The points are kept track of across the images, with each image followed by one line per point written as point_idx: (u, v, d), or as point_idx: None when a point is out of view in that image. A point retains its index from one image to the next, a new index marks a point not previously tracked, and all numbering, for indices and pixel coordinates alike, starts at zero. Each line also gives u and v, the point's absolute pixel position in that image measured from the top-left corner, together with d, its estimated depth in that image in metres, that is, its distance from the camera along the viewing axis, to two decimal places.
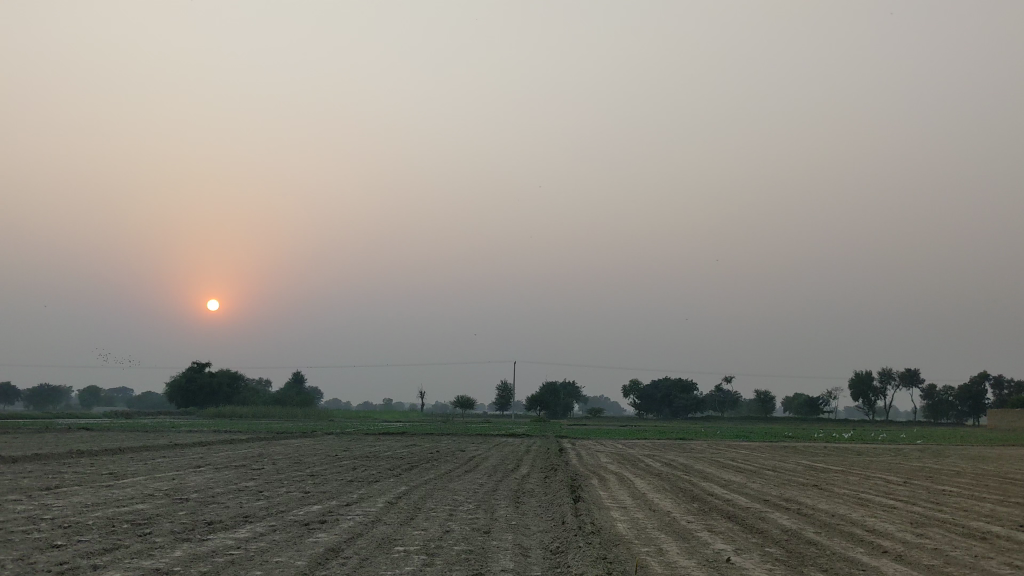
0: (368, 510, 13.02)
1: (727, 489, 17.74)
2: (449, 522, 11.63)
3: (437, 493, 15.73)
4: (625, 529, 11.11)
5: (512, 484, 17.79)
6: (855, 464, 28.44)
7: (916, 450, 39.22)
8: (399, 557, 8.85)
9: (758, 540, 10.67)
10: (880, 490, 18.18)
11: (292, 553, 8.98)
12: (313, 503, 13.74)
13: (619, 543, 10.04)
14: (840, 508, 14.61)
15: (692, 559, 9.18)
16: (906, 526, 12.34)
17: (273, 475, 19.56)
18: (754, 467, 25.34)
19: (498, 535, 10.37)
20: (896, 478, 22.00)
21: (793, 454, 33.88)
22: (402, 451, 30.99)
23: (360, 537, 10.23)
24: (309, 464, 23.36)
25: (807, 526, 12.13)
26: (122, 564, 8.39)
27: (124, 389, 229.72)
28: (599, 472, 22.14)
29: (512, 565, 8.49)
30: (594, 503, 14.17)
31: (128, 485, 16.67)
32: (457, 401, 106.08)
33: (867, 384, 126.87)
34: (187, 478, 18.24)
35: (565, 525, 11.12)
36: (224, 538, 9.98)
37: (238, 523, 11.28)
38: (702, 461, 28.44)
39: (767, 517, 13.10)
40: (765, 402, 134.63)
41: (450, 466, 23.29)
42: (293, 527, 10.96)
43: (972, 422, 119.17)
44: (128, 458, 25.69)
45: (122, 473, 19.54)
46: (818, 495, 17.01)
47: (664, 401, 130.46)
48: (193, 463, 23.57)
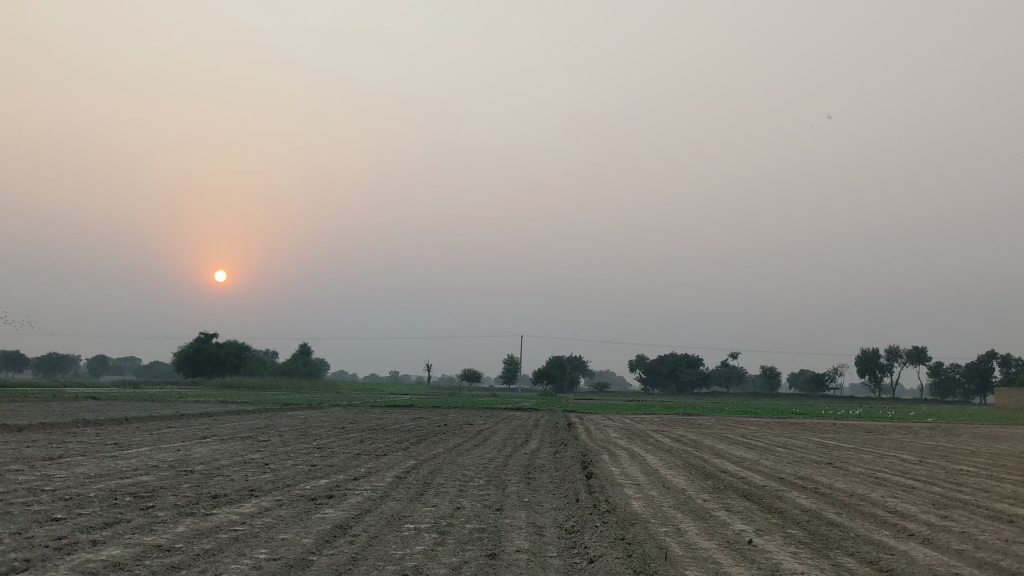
0: (377, 485, 12.72)
1: (741, 467, 17.41)
2: (460, 498, 11.33)
3: (446, 468, 15.43)
4: (641, 508, 10.79)
5: (522, 459, 17.47)
6: (867, 442, 28.10)
7: (925, 428, 38.85)
8: (409, 535, 8.54)
9: (779, 521, 10.34)
10: (897, 470, 17.82)
11: (299, 531, 8.67)
12: (320, 477, 13.42)
13: (636, 522, 9.71)
14: (858, 487, 14.27)
15: (713, 540, 8.84)
16: (929, 508, 11.99)
17: (279, 447, 19.29)
18: (766, 445, 25.02)
19: (511, 513, 10.06)
20: (911, 457, 21.63)
21: (803, 432, 33.51)
22: (409, 423, 30.68)
23: (369, 514, 9.92)
24: (315, 437, 23.09)
25: (827, 507, 11.80)
26: (123, 539, 8.09)
27: (131, 358, 230.30)
28: (609, 448, 21.82)
29: (526, 545, 8.17)
30: (607, 480, 13.84)
31: (131, 456, 16.41)
32: (464, 374, 106.09)
33: (874, 361, 126.36)
34: (192, 449, 17.99)
35: (580, 503, 10.80)
36: (228, 513, 9.68)
37: (243, 497, 11.01)
38: (712, 437, 28.10)
39: (785, 496, 12.78)
40: (771, 378, 134.29)
41: (457, 439, 23.03)
42: (299, 502, 10.64)
43: (978, 401, 118.42)
44: (134, 428, 25.49)
45: (127, 444, 19.31)
46: (834, 473, 16.69)
47: (670, 376, 130.31)
48: (200, 434, 23.33)
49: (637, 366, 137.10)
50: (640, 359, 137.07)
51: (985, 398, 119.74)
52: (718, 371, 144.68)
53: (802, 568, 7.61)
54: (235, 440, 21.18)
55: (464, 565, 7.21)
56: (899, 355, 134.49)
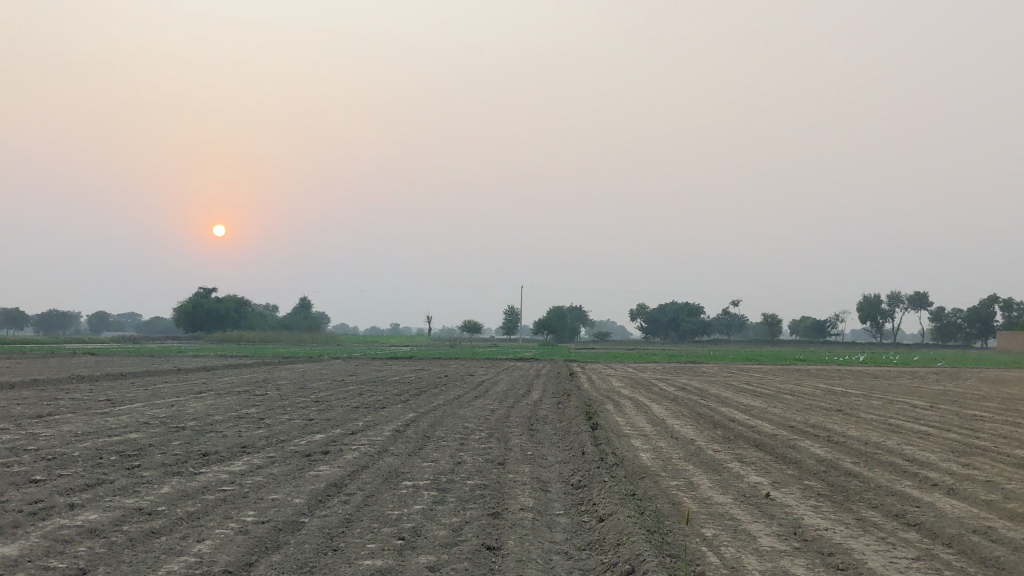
0: (374, 439, 12.26)
1: (750, 415, 16.97)
2: (461, 453, 10.89)
3: (447, 421, 14.96)
4: (650, 461, 10.32)
5: (524, 411, 17.01)
6: (874, 388, 27.69)
7: (930, 373, 38.46)
8: (407, 493, 8.05)
9: (793, 472, 9.88)
10: (908, 416, 17.39)
11: (290, 490, 8.18)
12: (317, 433, 12.94)
13: (645, 476, 9.24)
14: (871, 435, 13.82)
15: (727, 494, 8.38)
16: (948, 456, 11.56)
17: (276, 402, 18.85)
18: (772, 392, 24.59)
19: (514, 468, 9.60)
20: (920, 402, 21.21)
21: (809, 379, 33.07)
22: (410, 375, 30.27)
23: (365, 471, 9.45)
24: (314, 390, 22.67)
25: (842, 456, 11.36)
26: (102, 503, 7.61)
27: (132, 313, 230.36)
28: (613, 398, 21.38)
29: (530, 502, 7.71)
30: (612, 431, 13.38)
31: (124, 412, 15.96)
32: (465, 325, 105.84)
33: (876, 307, 126.16)
34: (188, 405, 17.54)
35: (586, 456, 10.32)
36: (217, 472, 9.20)
37: (235, 454, 10.56)
38: (717, 386, 27.68)
39: (797, 446, 12.32)
40: (772, 325, 134.08)
41: (458, 391, 22.56)
42: (292, 459, 10.16)
43: (980, 344, 118.56)
44: (129, 384, 25.05)
45: (120, 400, 18.86)
46: (845, 421, 16.23)
47: (671, 325, 130.15)
48: (195, 389, 22.88)
49: (638, 314, 136.87)
50: (641, 308, 136.92)
51: (986, 342, 119.79)
52: (720, 319, 144.48)
53: (827, 524, 7.12)
54: (232, 394, 20.75)
55: (466, 526, 6.73)
56: (900, 300, 134.26)
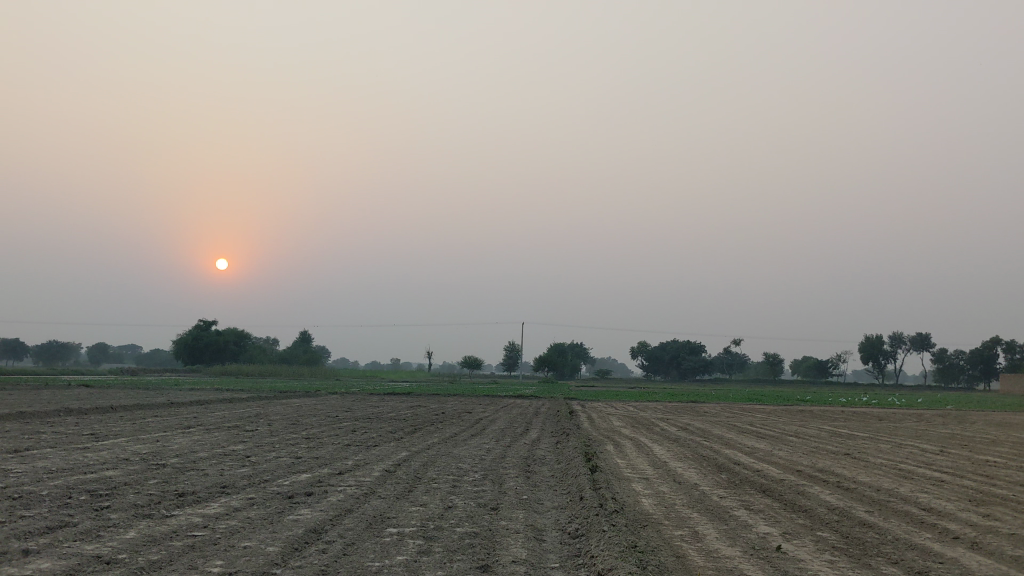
0: (362, 480, 11.70)
1: (755, 458, 16.34)
2: (452, 496, 10.30)
3: (440, 461, 14.37)
4: (652, 507, 9.71)
5: (522, 450, 16.42)
6: (880, 430, 27.10)
7: (937, 415, 37.77)
8: (390, 542, 7.46)
9: (805, 521, 9.30)
10: (918, 461, 16.79)
11: (266, 537, 7.60)
12: (303, 472, 12.38)
13: (646, 524, 8.66)
14: (881, 481, 13.25)
15: (735, 546, 7.80)
16: (966, 505, 11.00)
17: (265, 438, 18.26)
18: (776, 433, 23.99)
19: (507, 514, 9.01)
20: (929, 446, 20.61)
21: (813, 419, 32.42)
22: (406, 412, 29.65)
23: (348, 515, 8.86)
24: (306, 426, 22.07)
25: (855, 504, 10.75)
26: (60, 549, 7.03)
27: (131, 346, 229.68)
28: (613, 438, 20.73)
29: (523, 554, 7.13)
30: (612, 474, 12.79)
31: (106, 447, 15.38)
32: (465, 361, 105.15)
33: (877, 348, 125.43)
34: (172, 440, 16.95)
35: (585, 502, 9.72)
36: (189, 514, 8.63)
37: (212, 495, 9.99)
38: (719, 425, 27.06)
39: (806, 492, 11.73)
40: (773, 364, 133.25)
41: (453, 428, 21.98)
42: (273, 502, 9.59)
43: (983, 387, 117.61)
44: (117, 417, 24.45)
45: (104, 434, 18.30)
46: (853, 465, 15.66)
47: (671, 363, 129.41)
48: (184, 424, 22.27)
49: (639, 352, 136.08)
50: (643, 346, 136.34)
51: (988, 383, 119.12)
52: (721, 357, 143.65)
53: None
54: (221, 429, 20.18)
55: None
56: (902, 341, 133.56)
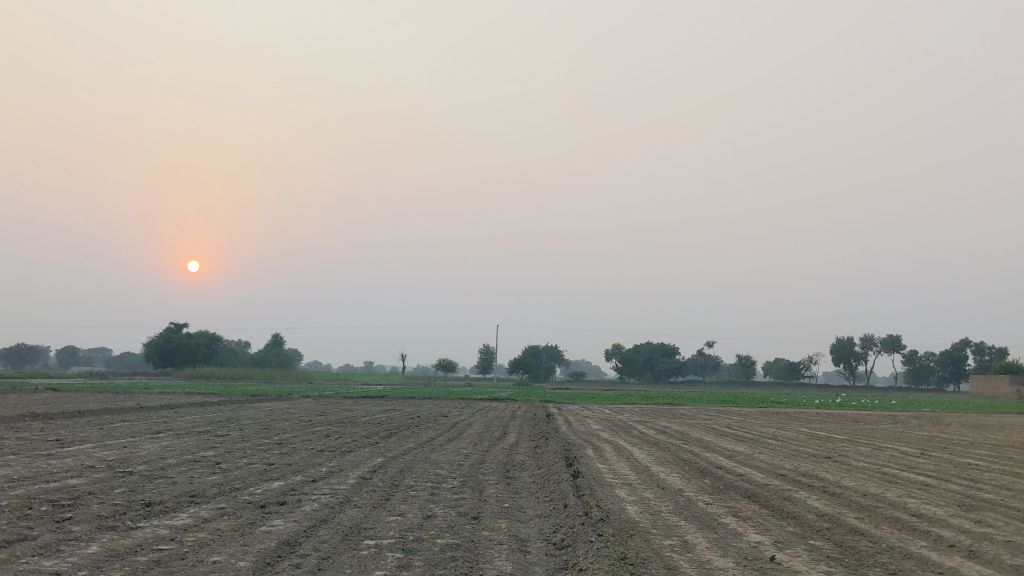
0: (337, 487, 11.33)
1: (737, 462, 16.11)
2: (431, 504, 9.95)
3: (417, 467, 13.98)
4: (638, 515, 9.41)
5: (500, 455, 16.11)
6: (858, 432, 27.00)
7: (913, 416, 37.78)
8: (368, 556, 7.10)
9: (796, 529, 9.03)
10: (901, 464, 16.64)
11: (235, 551, 7.20)
12: (275, 480, 11.98)
13: (634, 533, 8.37)
14: (867, 486, 13.04)
15: (727, 556, 7.50)
16: (956, 510, 10.83)
17: (237, 444, 17.82)
18: (755, 436, 23.79)
19: (490, 524, 8.69)
20: (910, 448, 20.50)
21: (791, 421, 32.30)
22: (380, 415, 29.22)
23: (324, 526, 8.48)
24: (278, 431, 21.63)
25: (844, 510, 10.54)
26: (15, 565, 6.60)
27: (101, 349, 227.37)
28: (592, 441, 20.48)
29: (508, 567, 6.79)
30: (594, 479, 12.48)
31: (70, 454, 14.87)
32: (439, 363, 104.74)
33: (849, 350, 126.26)
34: (141, 446, 16.48)
35: (569, 510, 9.39)
36: (155, 526, 8.22)
37: (181, 505, 9.59)
38: (697, 428, 26.88)
39: (792, 497, 11.48)
40: (746, 366, 133.63)
41: (429, 432, 21.60)
42: (244, 512, 9.20)
43: (954, 388, 118.74)
44: (85, 422, 23.87)
45: (70, 440, 17.74)
46: (837, 469, 15.48)
47: (645, 365, 129.63)
48: (152, 428, 21.73)
49: (613, 354, 136.02)
50: (617, 348, 136.55)
51: (959, 385, 120.13)
52: (694, 359, 143.90)
53: None
54: (191, 435, 19.70)
55: None
56: (874, 343, 134.42)
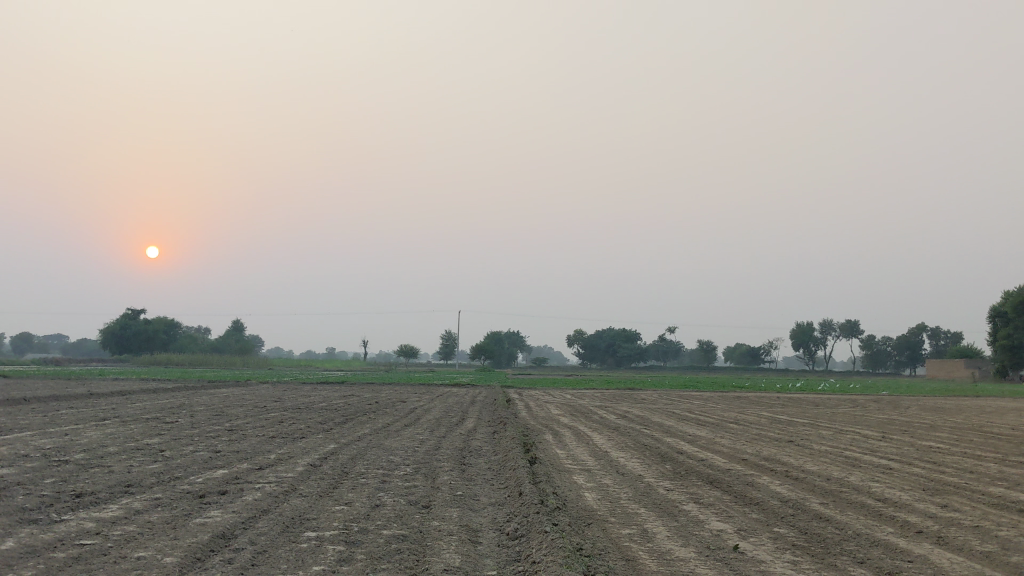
0: (284, 475, 10.81)
1: (698, 446, 15.79)
2: (380, 493, 9.48)
3: (371, 453, 13.50)
4: (596, 503, 9.03)
5: (457, 441, 15.69)
6: (819, 416, 26.86)
7: (873, 400, 37.77)
8: (308, 549, 6.62)
9: (759, 516, 8.70)
10: (864, 448, 16.41)
11: (163, 546, 6.69)
12: (219, 468, 11.44)
13: (591, 522, 7.96)
14: (831, 470, 12.76)
15: (688, 547, 7.12)
16: (922, 494, 10.58)
17: (185, 430, 17.18)
18: (716, 420, 23.53)
19: (441, 513, 8.27)
20: (872, 432, 20.32)
21: (753, 405, 32.19)
22: (338, 402, 28.62)
23: (265, 517, 8.00)
24: (230, 417, 21.02)
25: (807, 495, 10.23)
26: None
27: (56, 336, 223.60)
28: (552, 426, 20.06)
29: (456, 561, 6.34)
30: (552, 465, 12.07)
31: (7, 442, 14.18)
32: (401, 349, 104.07)
33: (809, 335, 127.30)
34: (83, 434, 15.80)
35: (524, 498, 8.97)
36: (81, 519, 7.68)
37: (114, 495, 9.06)
38: (658, 413, 26.62)
39: (755, 483, 11.15)
40: (708, 351, 134.13)
41: (386, 418, 21.10)
42: (181, 503, 8.68)
43: (910, 372, 120.29)
44: (31, 408, 23.10)
45: (9, 428, 17.04)
46: (800, 453, 15.21)
47: (607, 350, 129.76)
48: (99, 416, 20.98)
49: (575, 340, 135.85)
50: (579, 334, 136.68)
51: (915, 369, 121.50)
52: (656, 345, 144.26)
53: None
54: (139, 422, 19.01)
55: None
56: (832, 327, 135.51)
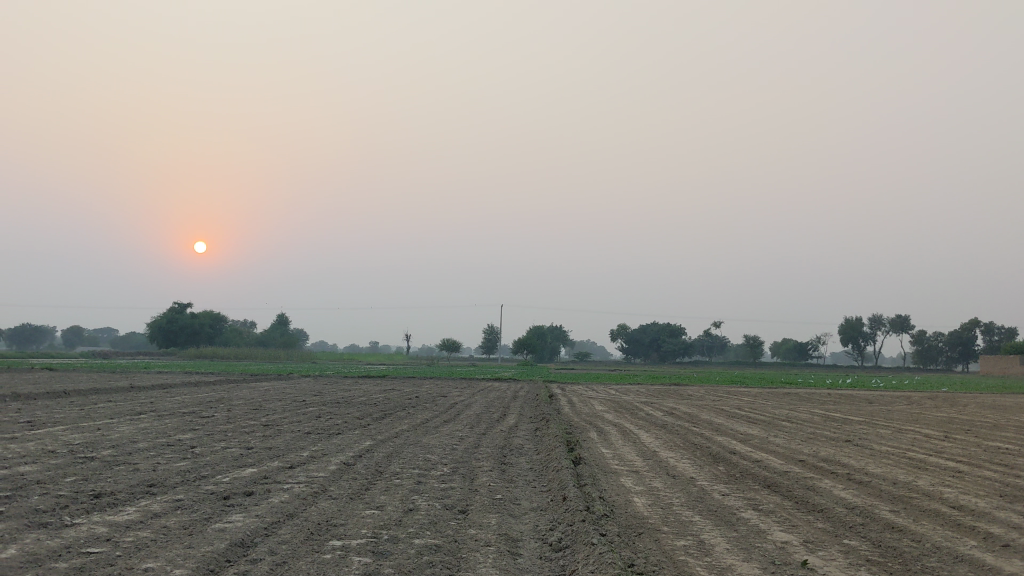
0: (314, 475, 10.26)
1: (752, 446, 14.97)
2: (414, 496, 8.86)
3: (407, 451, 12.89)
4: (647, 509, 8.33)
5: (497, 439, 15.05)
6: (875, 414, 25.86)
7: (928, 397, 36.57)
8: (332, 561, 6.03)
9: (825, 526, 7.98)
10: (926, 448, 15.53)
11: (176, 555, 6.13)
12: (249, 467, 10.90)
13: (643, 533, 7.28)
14: (896, 473, 11.92)
15: (751, 562, 6.42)
16: (999, 501, 9.75)
17: (219, 426, 16.73)
18: (767, 418, 22.71)
19: (479, 519, 7.65)
20: (934, 431, 19.32)
21: (805, 403, 31.14)
22: (377, 396, 28.20)
23: (290, 522, 7.44)
24: (267, 412, 20.54)
25: (873, 501, 9.44)
26: None
27: (106, 330, 227.06)
28: (596, 424, 19.35)
29: None
30: (597, 467, 11.39)
31: (37, 437, 13.78)
32: (444, 344, 103.77)
33: (857, 330, 124.93)
34: (115, 429, 15.40)
35: (569, 504, 8.31)
36: (94, 524, 7.18)
37: (135, 497, 8.56)
38: (705, 410, 25.83)
39: (817, 487, 10.38)
40: (753, 346, 132.22)
41: (425, 415, 20.49)
42: (204, 505, 8.16)
43: (963, 369, 117.44)
44: (69, 402, 22.82)
45: (43, 422, 16.71)
46: (861, 454, 14.32)
47: (652, 345, 128.42)
48: (135, 409, 20.64)
49: (619, 334, 134.74)
50: (622, 329, 135.48)
51: (967, 365, 118.76)
52: (702, 340, 142.61)
53: None
54: (174, 416, 18.60)
55: None
56: (881, 323, 132.94)
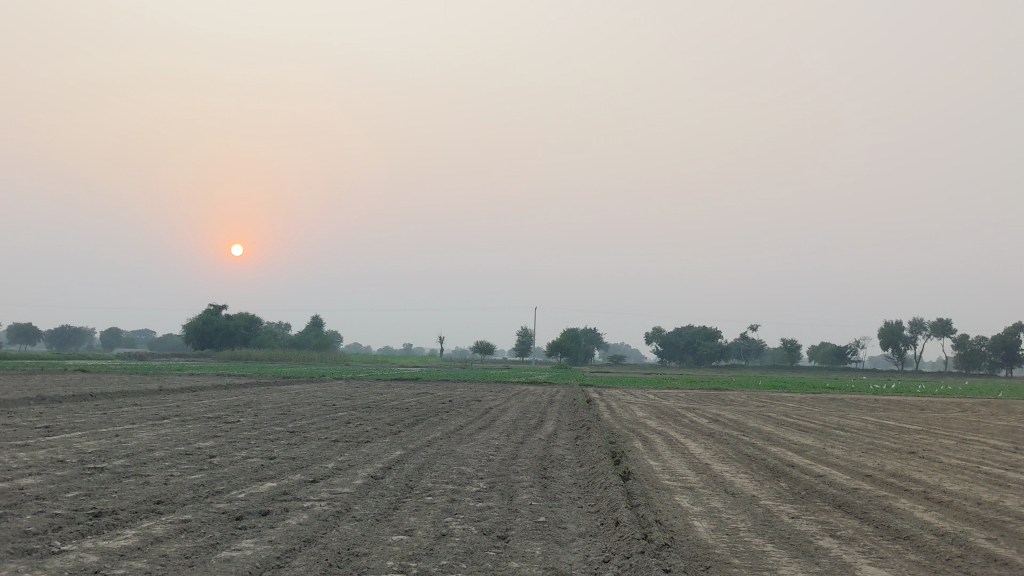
0: (339, 491, 9.34)
1: (809, 458, 13.90)
2: (446, 518, 7.90)
3: (439, 462, 11.95)
4: (713, 538, 7.29)
5: (535, 448, 14.07)
6: (929, 421, 24.62)
7: (978, 403, 35.24)
8: None
9: (919, 557, 6.96)
10: (998, 462, 14.38)
11: None
12: (268, 480, 10.06)
13: (711, 568, 6.27)
14: (976, 491, 10.83)
15: None
16: None
17: (243, 432, 15.93)
18: (818, 426, 21.58)
19: (520, 548, 6.69)
20: (1001, 442, 18.12)
21: (852, 409, 30.00)
22: (410, 400, 27.42)
23: (308, 550, 6.52)
24: (295, 417, 19.73)
25: (962, 526, 8.38)
26: None
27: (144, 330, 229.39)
28: (638, 431, 18.29)
29: None
30: (649, 482, 10.40)
31: (47, 445, 12.99)
32: (478, 346, 103.07)
33: (897, 334, 122.67)
34: (133, 436, 14.61)
35: (621, 529, 7.32)
36: (85, 551, 6.32)
37: (139, 517, 7.70)
38: (750, 417, 24.68)
39: (895, 508, 9.33)
40: (791, 349, 130.44)
41: (458, 420, 19.54)
42: (214, 528, 7.29)
43: (1007, 373, 114.74)
44: (92, 405, 22.22)
45: (61, 427, 15.98)
46: (931, 468, 13.18)
47: (687, 348, 126.97)
48: (159, 413, 19.92)
49: (654, 337, 133.59)
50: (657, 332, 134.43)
51: (1011, 369, 116.08)
52: (738, 343, 140.93)
53: None
54: (198, 421, 17.83)
55: None
56: (922, 327, 130.56)
